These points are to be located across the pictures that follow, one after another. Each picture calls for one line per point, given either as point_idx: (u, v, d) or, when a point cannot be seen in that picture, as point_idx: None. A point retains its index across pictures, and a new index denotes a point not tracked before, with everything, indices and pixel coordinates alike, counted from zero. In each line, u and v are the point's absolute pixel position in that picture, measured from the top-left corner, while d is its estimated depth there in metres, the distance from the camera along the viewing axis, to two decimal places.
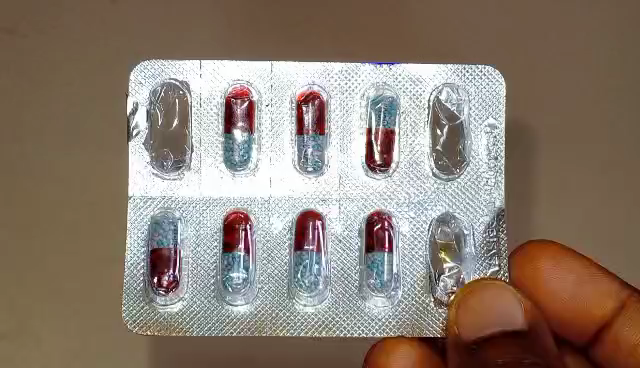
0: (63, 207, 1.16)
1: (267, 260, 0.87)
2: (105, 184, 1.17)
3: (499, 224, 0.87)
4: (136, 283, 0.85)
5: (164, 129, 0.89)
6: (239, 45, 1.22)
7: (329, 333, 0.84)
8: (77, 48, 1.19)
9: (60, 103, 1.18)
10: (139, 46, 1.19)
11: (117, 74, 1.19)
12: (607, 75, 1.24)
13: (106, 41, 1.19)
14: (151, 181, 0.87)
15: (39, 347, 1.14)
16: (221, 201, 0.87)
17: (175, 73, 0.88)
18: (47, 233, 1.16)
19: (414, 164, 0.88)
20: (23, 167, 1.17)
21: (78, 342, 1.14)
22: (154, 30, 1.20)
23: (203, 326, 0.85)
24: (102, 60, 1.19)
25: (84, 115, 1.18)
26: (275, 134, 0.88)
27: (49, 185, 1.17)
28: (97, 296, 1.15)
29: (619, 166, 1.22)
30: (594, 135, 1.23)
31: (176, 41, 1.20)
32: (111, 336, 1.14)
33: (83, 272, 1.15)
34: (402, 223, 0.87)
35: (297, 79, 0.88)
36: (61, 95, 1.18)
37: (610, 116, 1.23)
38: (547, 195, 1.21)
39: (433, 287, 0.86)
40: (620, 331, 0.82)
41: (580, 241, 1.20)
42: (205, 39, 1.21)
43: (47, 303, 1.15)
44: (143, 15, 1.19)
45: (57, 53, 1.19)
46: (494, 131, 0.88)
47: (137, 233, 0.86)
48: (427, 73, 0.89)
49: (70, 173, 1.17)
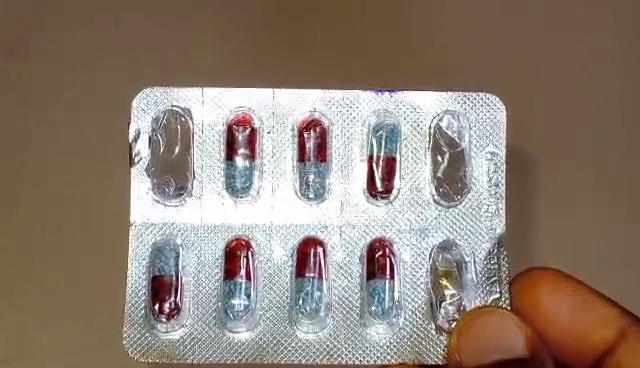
0: (65, 223, 1.16)
1: (269, 286, 0.87)
2: (107, 200, 1.17)
3: (500, 251, 0.87)
4: (138, 310, 0.86)
5: (166, 155, 0.88)
6: (238, 61, 1.19)
7: (330, 359, 0.85)
8: (79, 66, 1.19)
9: (60, 121, 1.18)
10: (139, 65, 1.19)
11: (117, 92, 1.19)
12: (614, 93, 1.21)
13: (106, 59, 1.19)
14: (153, 208, 0.87)
15: (41, 358, 1.14)
16: (224, 227, 0.87)
17: (176, 100, 0.88)
18: (48, 250, 1.16)
19: (415, 191, 0.88)
20: (25, 184, 1.17)
21: (77, 353, 1.14)
22: (154, 48, 1.19)
23: (205, 352, 0.85)
24: (102, 78, 1.19)
25: (84, 133, 1.18)
26: (276, 160, 0.89)
27: (49, 202, 1.17)
28: (97, 311, 1.15)
29: (624, 187, 1.19)
30: (600, 154, 1.19)
31: (176, 58, 1.19)
32: (110, 352, 1.14)
33: (82, 283, 1.15)
34: (403, 250, 0.87)
35: (298, 106, 0.88)
36: (63, 110, 1.18)
37: (617, 134, 1.20)
38: (549, 215, 1.18)
39: (434, 314, 0.86)
40: (622, 358, 0.82)
41: (583, 264, 1.17)
42: (204, 56, 1.19)
43: (47, 317, 1.15)
44: (145, 33, 1.19)
45: (61, 67, 1.19)
46: (494, 159, 0.88)
47: (139, 259, 0.86)
48: (427, 100, 0.89)
49: (71, 190, 1.17)
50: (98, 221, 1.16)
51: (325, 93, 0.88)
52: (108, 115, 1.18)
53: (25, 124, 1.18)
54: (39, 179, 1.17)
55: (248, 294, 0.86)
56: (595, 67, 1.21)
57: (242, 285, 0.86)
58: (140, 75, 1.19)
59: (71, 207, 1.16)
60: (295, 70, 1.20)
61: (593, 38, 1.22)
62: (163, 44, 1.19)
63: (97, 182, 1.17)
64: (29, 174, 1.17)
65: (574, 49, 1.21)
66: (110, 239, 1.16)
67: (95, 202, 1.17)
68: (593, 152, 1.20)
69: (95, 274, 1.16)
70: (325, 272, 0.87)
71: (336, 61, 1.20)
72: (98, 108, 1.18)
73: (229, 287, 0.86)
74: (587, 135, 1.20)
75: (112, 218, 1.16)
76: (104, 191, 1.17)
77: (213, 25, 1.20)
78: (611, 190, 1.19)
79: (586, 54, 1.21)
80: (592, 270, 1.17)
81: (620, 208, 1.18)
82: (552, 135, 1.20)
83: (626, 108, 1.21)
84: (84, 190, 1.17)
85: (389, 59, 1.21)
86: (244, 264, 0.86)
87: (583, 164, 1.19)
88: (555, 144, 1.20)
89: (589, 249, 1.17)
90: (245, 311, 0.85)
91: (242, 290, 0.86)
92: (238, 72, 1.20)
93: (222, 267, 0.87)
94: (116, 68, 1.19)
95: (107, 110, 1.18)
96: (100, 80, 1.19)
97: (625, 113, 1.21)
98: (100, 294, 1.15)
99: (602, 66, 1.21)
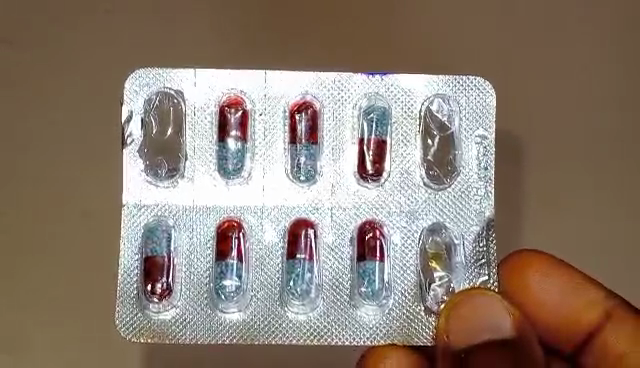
0: (58, 213, 1.15)
1: (260, 268, 0.87)
2: (103, 188, 1.16)
3: (489, 234, 0.88)
4: (130, 290, 0.86)
5: (158, 136, 0.89)
6: (232, 49, 1.19)
7: (320, 340, 0.86)
8: (69, 56, 1.18)
9: (54, 112, 1.17)
10: (131, 56, 1.18)
11: (109, 83, 1.18)
12: (605, 83, 1.22)
13: (98, 49, 1.18)
14: (145, 189, 0.88)
15: (37, 351, 1.13)
16: (215, 209, 0.88)
17: (169, 82, 0.88)
18: (41, 242, 1.15)
19: (406, 174, 0.89)
20: (19, 174, 1.16)
21: (78, 348, 1.13)
22: (146, 37, 1.19)
23: (196, 333, 0.86)
24: (94, 68, 1.18)
25: (79, 122, 1.17)
26: (268, 143, 0.89)
27: (43, 193, 1.16)
28: (93, 303, 1.14)
29: (617, 176, 1.20)
30: (594, 144, 1.21)
31: (169, 47, 1.19)
32: (108, 344, 1.13)
33: (80, 275, 1.14)
34: (393, 232, 0.88)
35: (290, 89, 0.89)
36: (64, 101, 1.17)
37: (609, 124, 1.21)
38: (545, 205, 1.19)
39: (423, 296, 0.87)
40: (607, 340, 0.84)
41: (579, 252, 1.18)
42: (197, 45, 1.19)
43: (44, 310, 1.14)
44: (135, 24, 1.19)
45: (58, 57, 1.18)
46: (484, 142, 0.89)
47: (131, 240, 0.87)
48: (419, 84, 0.90)
49: (66, 179, 1.16)
50: (93, 210, 1.15)
51: (317, 76, 0.89)
52: (108, 105, 1.17)
53: (23, 116, 1.17)
54: (37, 170, 1.16)
55: (239, 275, 0.87)
56: (589, 59, 1.22)
57: (233, 266, 0.86)
58: (134, 64, 1.18)
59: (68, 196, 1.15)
60: (289, 59, 1.19)
61: (586, 31, 1.22)
62: (160, 33, 1.19)
63: (96, 172, 1.16)
64: (27, 165, 1.16)
65: (568, 41, 1.22)
66: (106, 228, 1.15)
67: (91, 190, 1.16)
68: (588, 142, 1.21)
69: (92, 265, 1.15)
70: (315, 254, 0.88)
71: (331, 50, 1.19)
72: (98, 97, 1.18)
73: (220, 268, 0.87)
74: (582, 125, 1.21)
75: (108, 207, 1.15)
76: (102, 180, 1.16)
77: (205, 15, 1.20)
78: (603, 179, 1.20)
79: (580, 45, 1.22)
80: (586, 259, 1.18)
81: (617, 196, 1.20)
82: (547, 127, 1.21)
83: (620, 99, 1.22)
84: (82, 180, 1.16)
85: (382, 52, 1.21)
86: (235, 245, 0.87)
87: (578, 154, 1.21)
88: (551, 136, 1.21)
89: (585, 238, 1.19)
90: (236, 291, 0.86)
91: (233, 271, 0.86)
92: (236, 61, 1.19)
93: (214, 249, 0.87)
94: (115, 58, 1.18)
95: (107, 100, 1.18)
96: (98, 70, 1.18)
97: (619, 104, 1.22)
98: (98, 285, 1.15)
99: (596, 58, 1.22)
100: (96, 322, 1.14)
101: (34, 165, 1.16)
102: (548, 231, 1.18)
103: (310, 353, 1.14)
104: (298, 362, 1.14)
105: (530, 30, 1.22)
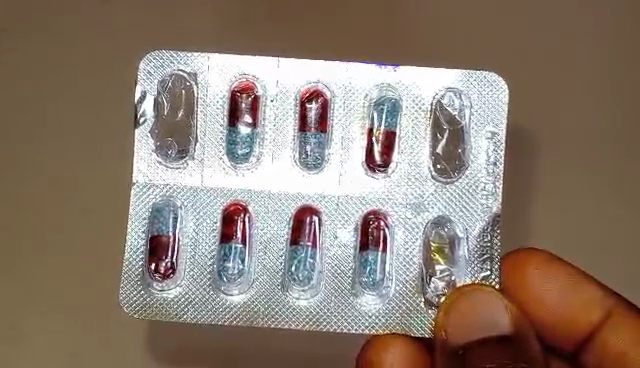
0: (51, 203, 1.12)
1: (264, 252, 0.89)
2: (103, 167, 1.13)
3: (494, 230, 0.88)
4: (135, 267, 0.88)
5: (170, 118, 0.90)
6: (228, 32, 1.16)
7: (319, 326, 0.87)
8: (66, 43, 1.15)
9: (54, 100, 1.14)
10: (129, 41, 1.15)
11: (109, 68, 1.15)
12: (612, 79, 1.17)
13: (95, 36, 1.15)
14: (155, 169, 0.89)
15: (30, 351, 1.10)
16: (223, 192, 0.89)
17: (183, 64, 0.90)
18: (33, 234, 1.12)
19: (414, 166, 0.89)
20: (16, 164, 1.13)
21: (83, 347, 1.10)
22: (143, 22, 1.16)
23: (198, 312, 0.87)
24: (93, 54, 1.15)
25: (79, 107, 1.14)
26: (278, 129, 0.90)
27: (39, 182, 1.13)
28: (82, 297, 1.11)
29: (624, 176, 1.15)
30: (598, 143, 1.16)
31: (166, 31, 1.16)
32: (100, 343, 1.10)
33: (81, 272, 1.11)
34: (397, 223, 0.89)
35: (302, 76, 0.90)
36: (64, 88, 1.14)
37: (615, 121, 1.16)
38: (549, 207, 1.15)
39: (424, 288, 0.87)
40: (607, 338, 0.85)
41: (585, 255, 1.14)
42: (193, 27, 1.16)
43: (35, 309, 1.11)
44: (132, 9, 1.16)
45: (64, 52, 1.15)
46: (494, 138, 0.89)
47: (138, 218, 0.88)
48: (431, 77, 0.90)
49: (62, 166, 1.13)
50: (93, 201, 1.13)
51: (327, 65, 0.90)
52: (117, 98, 1.14)
53: (29, 110, 1.14)
54: (42, 164, 1.13)
55: (242, 258, 0.88)
56: (595, 53, 1.17)
57: (237, 249, 0.88)
58: (133, 49, 1.15)
59: (70, 182, 1.13)
60: (287, 43, 1.16)
61: (592, 25, 1.18)
62: (161, 18, 1.16)
63: (105, 162, 1.13)
64: (32, 160, 1.13)
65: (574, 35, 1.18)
66: (108, 220, 1.12)
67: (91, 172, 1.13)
68: (596, 139, 1.16)
69: (93, 259, 1.12)
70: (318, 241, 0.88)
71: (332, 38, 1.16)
72: (108, 91, 1.15)
73: (224, 251, 0.88)
74: (588, 121, 1.16)
75: (110, 196, 1.13)
76: (111, 168, 1.13)
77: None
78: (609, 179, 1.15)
79: (586, 39, 1.18)
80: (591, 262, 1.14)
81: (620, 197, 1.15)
82: (551, 125, 1.17)
83: (625, 94, 1.17)
84: (87, 171, 1.13)
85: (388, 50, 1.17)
86: (237, 228, 0.87)
87: (585, 150, 1.16)
88: (556, 134, 1.16)
89: (590, 235, 1.14)
90: (238, 275, 0.87)
91: (236, 255, 0.88)
92: (235, 43, 1.16)
93: (220, 232, 0.88)
94: (122, 51, 1.15)
95: (116, 93, 1.15)
96: (106, 64, 1.15)
97: (625, 99, 1.17)
98: (99, 279, 1.11)
99: (602, 52, 1.17)
100: (97, 320, 1.11)
101: (37, 160, 1.13)
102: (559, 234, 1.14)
103: (309, 347, 1.11)
104: (297, 361, 1.11)
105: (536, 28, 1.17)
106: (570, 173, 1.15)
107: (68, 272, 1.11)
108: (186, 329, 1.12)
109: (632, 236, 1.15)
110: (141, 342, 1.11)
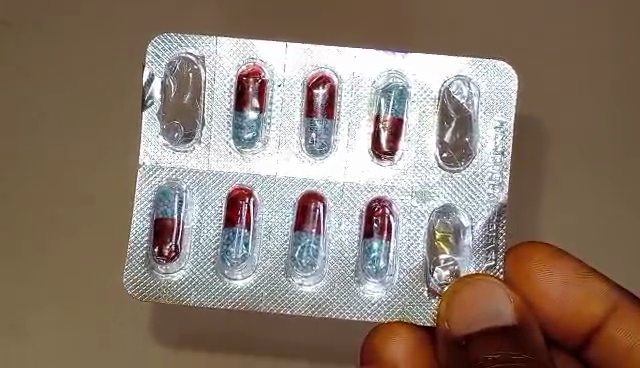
0: (51, 203, 1.13)
1: (268, 237, 0.89)
2: (101, 168, 1.14)
3: (499, 220, 0.87)
4: (140, 250, 0.88)
5: (178, 101, 0.90)
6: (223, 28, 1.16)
7: (322, 312, 0.87)
8: (67, 45, 1.15)
9: (55, 102, 1.15)
10: (127, 40, 1.15)
11: (107, 69, 1.15)
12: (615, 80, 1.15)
13: (94, 36, 1.15)
14: (161, 152, 0.89)
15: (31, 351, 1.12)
16: (228, 176, 0.89)
17: (190, 47, 0.89)
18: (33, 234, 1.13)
19: (421, 153, 0.89)
20: (19, 166, 1.14)
21: (83, 346, 1.12)
22: (140, 20, 1.15)
23: (201, 295, 0.87)
24: (93, 56, 1.15)
25: (79, 109, 1.14)
26: (285, 114, 0.90)
27: (39, 183, 1.14)
28: (82, 297, 1.12)
29: (624, 178, 1.14)
30: (597, 145, 1.15)
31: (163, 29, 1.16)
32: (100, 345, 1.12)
33: (81, 271, 1.12)
34: (402, 211, 0.88)
35: (309, 61, 0.89)
36: (64, 90, 1.15)
37: (615, 123, 1.15)
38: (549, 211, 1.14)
39: (427, 277, 0.87)
40: (613, 333, 0.85)
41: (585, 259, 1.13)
42: (190, 24, 1.16)
43: (36, 311, 1.12)
44: (129, 8, 1.15)
45: (65, 53, 1.15)
46: (502, 127, 0.88)
47: (144, 200, 0.89)
48: (439, 64, 0.89)
49: (61, 167, 1.14)
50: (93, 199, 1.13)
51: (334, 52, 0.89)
52: (117, 98, 1.15)
53: (31, 110, 1.15)
54: (41, 164, 1.14)
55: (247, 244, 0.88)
56: (595, 53, 1.15)
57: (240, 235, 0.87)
58: (131, 49, 1.15)
59: (68, 183, 1.13)
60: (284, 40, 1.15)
61: (593, 24, 1.16)
62: (158, 16, 1.16)
63: (105, 162, 1.14)
64: (32, 161, 1.14)
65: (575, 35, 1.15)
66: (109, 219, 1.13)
67: (90, 174, 1.14)
68: (595, 141, 1.15)
69: (93, 260, 1.13)
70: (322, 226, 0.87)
71: (330, 36, 1.16)
72: (108, 91, 1.15)
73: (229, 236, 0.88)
74: (587, 122, 1.15)
75: (108, 194, 1.13)
76: (110, 168, 1.14)
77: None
78: (608, 181, 1.14)
79: (587, 39, 1.16)
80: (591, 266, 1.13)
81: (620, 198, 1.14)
82: (552, 127, 1.15)
83: (625, 95, 1.15)
84: (88, 171, 1.14)
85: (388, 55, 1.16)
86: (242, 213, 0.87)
87: (584, 152, 1.15)
88: (556, 136, 1.15)
89: (589, 237, 1.14)
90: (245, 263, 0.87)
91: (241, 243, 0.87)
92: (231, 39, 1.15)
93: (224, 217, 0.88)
94: (122, 51, 1.15)
95: (116, 93, 1.15)
96: (106, 64, 1.15)
97: (625, 100, 1.15)
98: (99, 278, 1.12)
99: (603, 52, 1.15)
100: (97, 320, 1.12)
101: (38, 160, 1.14)
102: (555, 238, 1.14)
103: (309, 341, 1.11)
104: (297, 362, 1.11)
105: (535, 30, 1.16)
106: (570, 176, 1.14)
107: (68, 270, 1.12)
108: (183, 330, 1.12)
109: (629, 238, 1.14)
110: (136, 343, 1.12)
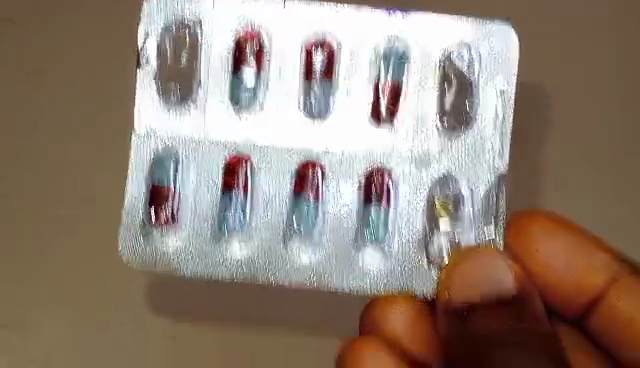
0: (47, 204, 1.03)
1: (265, 204, 0.87)
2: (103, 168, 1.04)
3: (499, 186, 0.85)
4: (134, 216, 0.85)
5: (174, 63, 0.89)
6: None
7: (320, 281, 0.85)
8: (61, 34, 1.05)
9: (52, 95, 1.05)
10: (129, 34, 1.05)
11: (108, 64, 1.05)
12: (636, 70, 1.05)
13: (91, 33, 1.05)
14: (157, 116, 0.87)
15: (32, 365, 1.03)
16: (224, 142, 0.87)
17: (187, 7, 0.87)
18: (33, 236, 1.03)
19: (420, 119, 0.88)
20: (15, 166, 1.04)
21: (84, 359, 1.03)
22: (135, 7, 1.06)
23: (196, 265, 0.85)
24: (95, 49, 1.05)
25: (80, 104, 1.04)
26: (282, 76, 0.88)
27: (33, 184, 1.04)
28: (82, 308, 1.03)
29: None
30: (619, 141, 1.05)
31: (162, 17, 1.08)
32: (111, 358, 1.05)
33: (82, 273, 1.03)
34: (402, 178, 0.87)
35: (310, 20, 0.88)
36: (61, 81, 1.05)
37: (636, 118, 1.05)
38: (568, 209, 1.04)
39: (427, 246, 0.85)
40: (613, 304, 0.80)
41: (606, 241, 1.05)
42: None
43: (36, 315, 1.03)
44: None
45: (64, 52, 1.05)
46: (503, 94, 0.86)
47: (138, 167, 0.86)
48: (440, 23, 0.87)
49: (58, 165, 1.04)
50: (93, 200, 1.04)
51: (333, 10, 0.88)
52: (118, 98, 1.05)
53: (31, 110, 1.04)
54: (42, 164, 1.04)
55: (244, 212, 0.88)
56: (602, 47, 1.05)
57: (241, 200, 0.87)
58: (130, 40, 1.05)
59: (69, 183, 1.04)
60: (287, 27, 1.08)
61: (604, 15, 1.05)
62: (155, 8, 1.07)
63: (105, 162, 1.04)
64: (32, 161, 1.04)
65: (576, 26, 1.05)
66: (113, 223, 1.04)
67: (90, 172, 1.04)
68: (595, 140, 1.05)
69: (94, 262, 1.03)
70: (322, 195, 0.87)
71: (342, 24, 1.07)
72: (111, 91, 1.05)
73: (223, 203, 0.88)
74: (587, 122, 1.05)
75: (108, 194, 1.04)
76: (110, 168, 1.04)
77: None
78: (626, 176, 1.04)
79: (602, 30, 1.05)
80: None
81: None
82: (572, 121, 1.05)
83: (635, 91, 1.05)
84: (87, 171, 1.04)
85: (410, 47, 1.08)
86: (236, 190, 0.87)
87: (584, 152, 1.05)
88: (577, 131, 1.05)
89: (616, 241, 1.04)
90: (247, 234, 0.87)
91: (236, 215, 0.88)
92: None
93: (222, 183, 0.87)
94: (122, 51, 1.05)
95: (118, 91, 1.05)
96: (106, 64, 1.05)
97: (629, 97, 1.05)
98: (99, 279, 1.03)
99: (605, 51, 1.05)
100: (96, 321, 1.03)
101: (38, 160, 1.04)
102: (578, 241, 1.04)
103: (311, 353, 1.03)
104: None
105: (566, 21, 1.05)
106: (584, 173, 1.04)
107: (68, 272, 1.03)
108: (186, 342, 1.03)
109: (631, 239, 1.04)
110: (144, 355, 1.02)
